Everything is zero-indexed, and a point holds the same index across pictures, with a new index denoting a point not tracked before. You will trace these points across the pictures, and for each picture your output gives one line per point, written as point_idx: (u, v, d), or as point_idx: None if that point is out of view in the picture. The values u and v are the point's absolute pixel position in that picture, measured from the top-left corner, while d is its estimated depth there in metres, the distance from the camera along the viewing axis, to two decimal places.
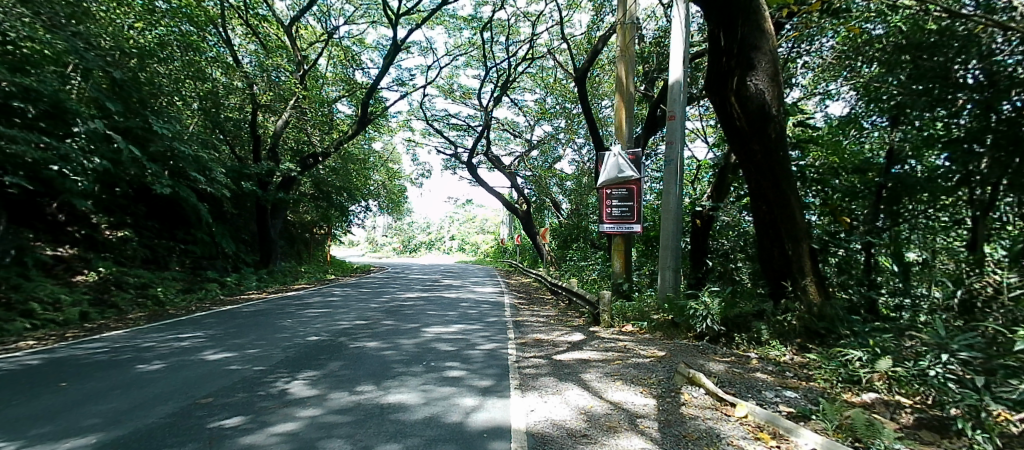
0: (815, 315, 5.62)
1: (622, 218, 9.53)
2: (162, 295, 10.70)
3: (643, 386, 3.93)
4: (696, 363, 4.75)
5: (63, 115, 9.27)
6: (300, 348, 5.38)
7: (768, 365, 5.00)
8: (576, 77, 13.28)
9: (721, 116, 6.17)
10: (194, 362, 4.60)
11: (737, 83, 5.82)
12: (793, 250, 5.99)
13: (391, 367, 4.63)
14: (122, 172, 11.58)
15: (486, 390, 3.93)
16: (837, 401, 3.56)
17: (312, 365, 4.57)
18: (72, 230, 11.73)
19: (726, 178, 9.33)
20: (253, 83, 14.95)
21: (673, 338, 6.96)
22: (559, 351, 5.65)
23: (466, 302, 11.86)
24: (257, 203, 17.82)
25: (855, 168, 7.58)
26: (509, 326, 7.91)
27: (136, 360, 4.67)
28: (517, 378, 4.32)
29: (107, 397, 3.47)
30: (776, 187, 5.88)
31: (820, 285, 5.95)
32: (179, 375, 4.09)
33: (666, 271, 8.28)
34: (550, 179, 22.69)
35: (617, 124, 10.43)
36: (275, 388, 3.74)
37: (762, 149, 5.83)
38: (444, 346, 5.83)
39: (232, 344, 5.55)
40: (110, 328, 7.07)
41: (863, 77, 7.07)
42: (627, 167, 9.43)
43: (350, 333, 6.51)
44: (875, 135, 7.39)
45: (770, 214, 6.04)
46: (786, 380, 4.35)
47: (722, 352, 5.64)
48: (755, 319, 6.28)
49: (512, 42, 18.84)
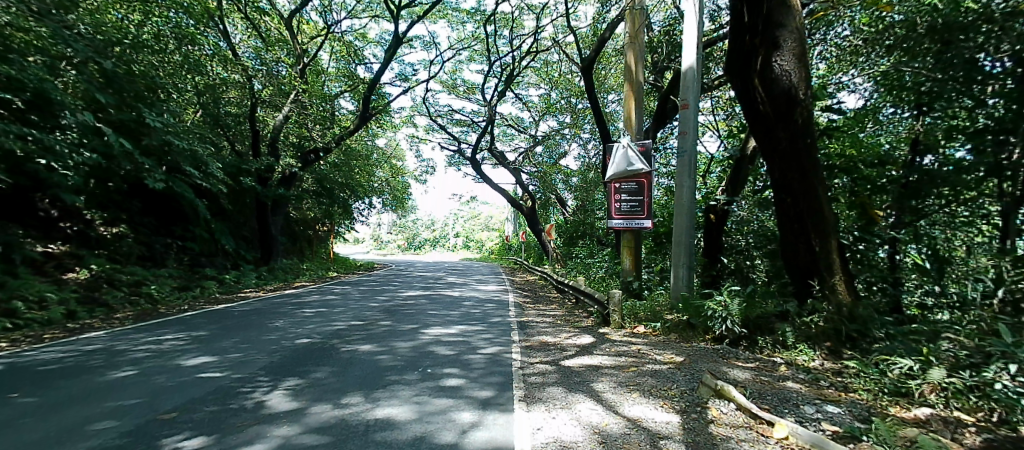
0: (845, 317, 5.16)
1: (631, 214, 9.09)
2: (155, 293, 10.39)
3: (663, 399, 3.48)
4: (718, 370, 4.31)
5: (49, 106, 8.95)
6: (288, 353, 4.96)
7: (798, 372, 4.54)
8: (584, 68, 12.87)
9: (742, 100, 5.71)
10: (169, 368, 4.20)
11: (760, 64, 5.35)
12: (821, 246, 5.53)
13: (383, 374, 4.21)
14: (116, 167, 11.26)
15: (487, 402, 3.50)
16: (889, 419, 3.11)
17: (297, 372, 4.17)
18: (64, 226, 11.47)
19: (743, 169, 8.79)
20: (252, 78, 14.61)
21: (690, 341, 6.43)
22: (567, 356, 5.22)
23: (469, 301, 11.43)
24: (257, 199, 17.47)
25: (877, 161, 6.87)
26: (513, 327, 7.48)
27: (107, 365, 4.28)
28: (521, 388, 3.88)
29: (59, 411, 3.09)
30: (803, 177, 5.43)
31: (849, 284, 5.52)
32: (146, 383, 3.71)
33: (680, 269, 7.81)
34: (556, 175, 22.22)
35: (625, 115, 9.93)
36: (250, 401, 3.32)
37: (787, 136, 5.36)
38: (442, 350, 5.39)
39: (215, 347, 5.17)
40: (94, 329, 6.70)
41: (890, 62, 6.49)
42: (637, 159, 8.91)
43: (343, 335, 6.10)
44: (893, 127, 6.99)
45: (795, 206, 5.59)
46: (823, 391, 3.88)
47: (744, 356, 5.20)
48: (779, 321, 5.79)
49: (516, 35, 18.41)
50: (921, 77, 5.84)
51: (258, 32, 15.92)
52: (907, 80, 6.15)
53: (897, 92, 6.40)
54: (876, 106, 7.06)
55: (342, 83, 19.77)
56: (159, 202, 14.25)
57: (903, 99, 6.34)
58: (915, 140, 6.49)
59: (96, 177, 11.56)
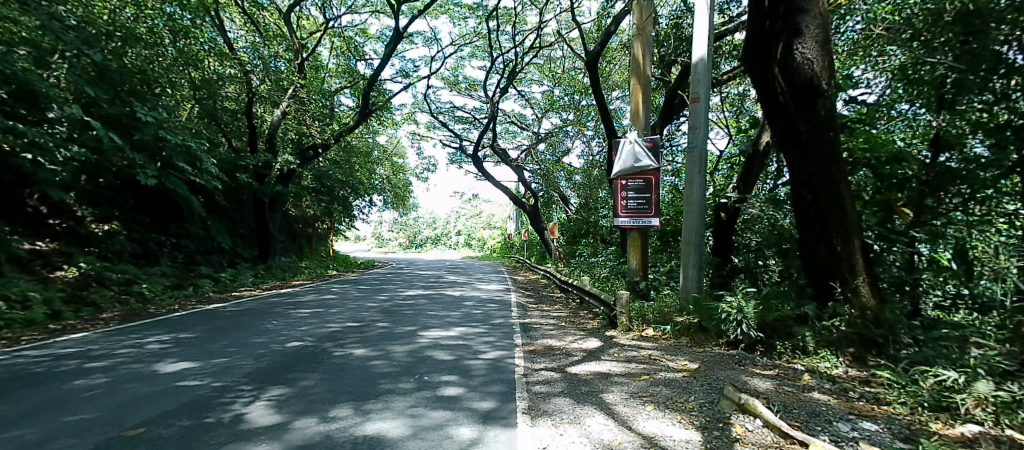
0: (869, 321, 4.86)
1: (638, 212, 8.77)
2: (147, 292, 10.14)
3: (681, 413, 3.14)
4: (737, 380, 4.00)
5: (35, 99, 8.74)
6: (275, 358, 4.65)
7: (823, 381, 4.20)
8: (588, 63, 12.54)
9: (761, 91, 5.37)
10: (145, 375, 3.89)
11: (781, 52, 5.01)
12: (843, 246, 5.22)
13: (377, 382, 3.90)
14: (108, 162, 11.00)
15: (488, 415, 3.19)
16: (934, 439, 2.77)
17: (284, 380, 3.87)
18: (53, 223, 11.24)
19: (755, 166, 8.44)
20: (250, 74, 14.35)
21: (702, 345, 6.09)
22: (573, 362, 4.91)
23: (471, 301, 11.13)
24: (254, 196, 17.14)
25: (889, 158, 6.36)
26: (516, 329, 7.15)
27: (76, 374, 3.97)
28: (525, 399, 3.57)
29: (10, 427, 2.80)
30: (825, 174, 5.11)
31: (873, 286, 5.20)
32: (116, 394, 3.42)
33: (690, 268, 7.47)
34: (558, 173, 21.73)
35: (633, 109, 9.57)
36: (227, 414, 3.02)
37: (808, 129, 5.03)
38: (441, 355, 5.08)
39: (198, 351, 4.88)
40: (75, 331, 6.42)
41: (910, 51, 6.11)
42: (644, 155, 8.59)
43: (338, 338, 5.81)
44: (903, 124, 6.78)
45: (815, 205, 5.27)
46: (854, 403, 3.56)
47: (761, 362, 4.90)
48: (797, 325, 5.43)
49: (518, 31, 18.10)
50: (941, 70, 5.58)
51: (256, 26, 15.64)
52: (928, 73, 5.84)
53: (921, 84, 6.04)
54: (889, 102, 6.83)
55: (343, 79, 19.49)
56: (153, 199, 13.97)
57: (925, 96, 6.01)
58: (937, 137, 6.11)
59: (87, 172, 11.32)
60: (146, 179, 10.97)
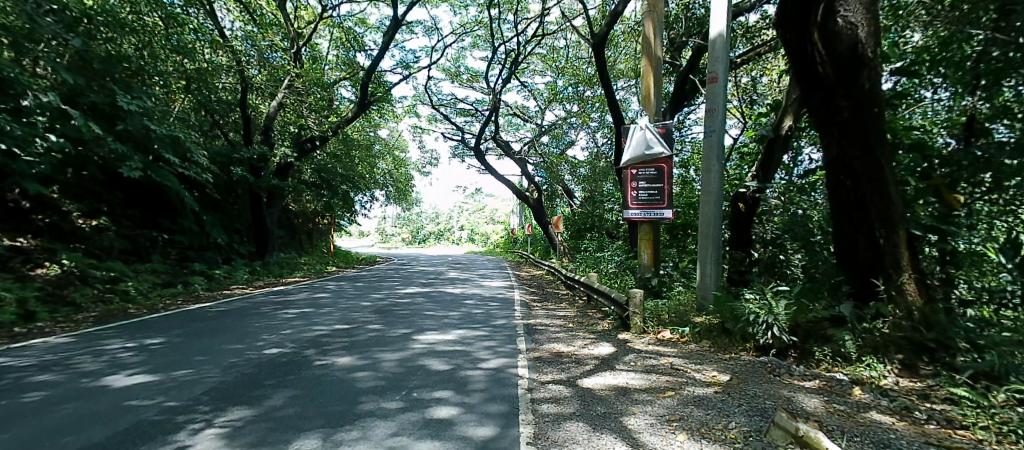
0: (919, 323, 4.25)
1: (649, 203, 8.14)
2: (132, 291, 9.63)
3: (722, 446, 2.55)
4: (779, 397, 3.42)
5: (8, 87, 8.06)
6: (248, 369, 4.12)
7: (877, 397, 3.61)
8: (596, 46, 11.91)
9: (794, 60, 4.70)
10: (89, 396, 3.35)
11: (822, 14, 4.30)
12: (885, 238, 4.61)
13: (359, 401, 3.36)
14: (88, 153, 10.48)
15: (485, 446, 2.63)
16: None
17: (250, 399, 3.34)
18: (37, 218, 10.74)
19: (776, 153, 7.72)
20: (244, 64, 13.78)
21: (727, 350, 5.48)
22: (585, 372, 4.34)
23: (472, 300, 10.54)
24: (250, 190, 16.62)
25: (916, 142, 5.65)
26: (519, 332, 6.57)
27: (8, 392, 3.41)
28: (530, 423, 3.01)
29: None
30: (868, 156, 4.51)
31: (921, 282, 4.59)
32: (48, 421, 2.89)
33: (707, 264, 6.82)
34: (562, 166, 21.07)
35: (643, 93, 8.91)
36: (166, 448, 2.48)
37: (849, 104, 4.42)
38: (435, 365, 4.52)
39: (164, 361, 4.34)
40: (42, 333, 5.90)
41: (939, 27, 5.49)
42: (656, 142, 7.98)
43: (322, 344, 5.24)
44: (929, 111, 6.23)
45: (856, 191, 4.64)
46: (926, 427, 2.96)
47: (799, 371, 4.32)
48: (834, 327, 4.78)
49: (522, 19, 17.47)
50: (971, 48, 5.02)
51: (251, 15, 15.09)
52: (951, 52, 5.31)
53: (949, 64, 5.44)
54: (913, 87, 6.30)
55: (342, 71, 18.94)
56: (142, 193, 13.42)
57: (960, 78, 5.23)
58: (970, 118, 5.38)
59: (70, 164, 10.84)
60: (130, 171, 10.43)
